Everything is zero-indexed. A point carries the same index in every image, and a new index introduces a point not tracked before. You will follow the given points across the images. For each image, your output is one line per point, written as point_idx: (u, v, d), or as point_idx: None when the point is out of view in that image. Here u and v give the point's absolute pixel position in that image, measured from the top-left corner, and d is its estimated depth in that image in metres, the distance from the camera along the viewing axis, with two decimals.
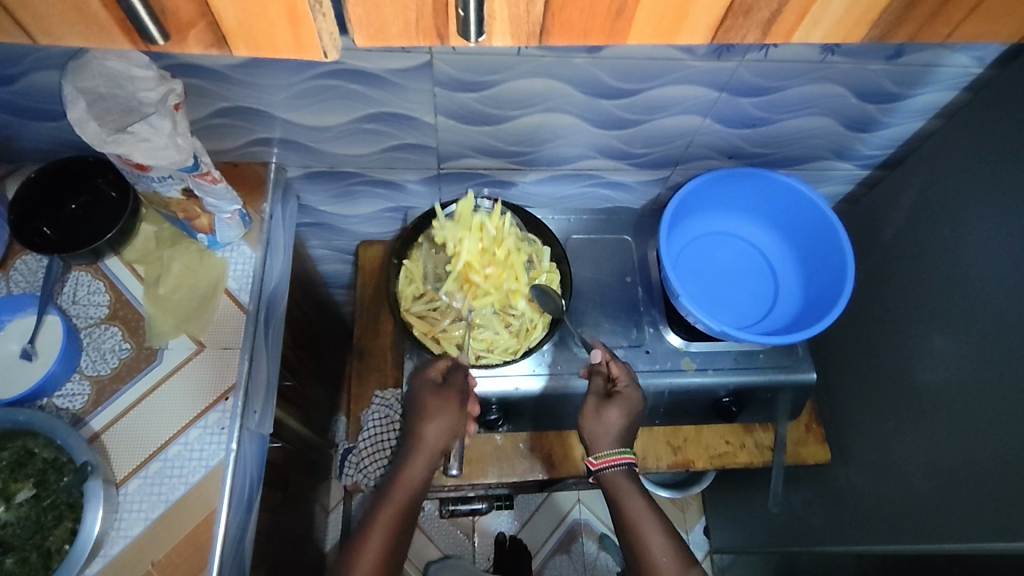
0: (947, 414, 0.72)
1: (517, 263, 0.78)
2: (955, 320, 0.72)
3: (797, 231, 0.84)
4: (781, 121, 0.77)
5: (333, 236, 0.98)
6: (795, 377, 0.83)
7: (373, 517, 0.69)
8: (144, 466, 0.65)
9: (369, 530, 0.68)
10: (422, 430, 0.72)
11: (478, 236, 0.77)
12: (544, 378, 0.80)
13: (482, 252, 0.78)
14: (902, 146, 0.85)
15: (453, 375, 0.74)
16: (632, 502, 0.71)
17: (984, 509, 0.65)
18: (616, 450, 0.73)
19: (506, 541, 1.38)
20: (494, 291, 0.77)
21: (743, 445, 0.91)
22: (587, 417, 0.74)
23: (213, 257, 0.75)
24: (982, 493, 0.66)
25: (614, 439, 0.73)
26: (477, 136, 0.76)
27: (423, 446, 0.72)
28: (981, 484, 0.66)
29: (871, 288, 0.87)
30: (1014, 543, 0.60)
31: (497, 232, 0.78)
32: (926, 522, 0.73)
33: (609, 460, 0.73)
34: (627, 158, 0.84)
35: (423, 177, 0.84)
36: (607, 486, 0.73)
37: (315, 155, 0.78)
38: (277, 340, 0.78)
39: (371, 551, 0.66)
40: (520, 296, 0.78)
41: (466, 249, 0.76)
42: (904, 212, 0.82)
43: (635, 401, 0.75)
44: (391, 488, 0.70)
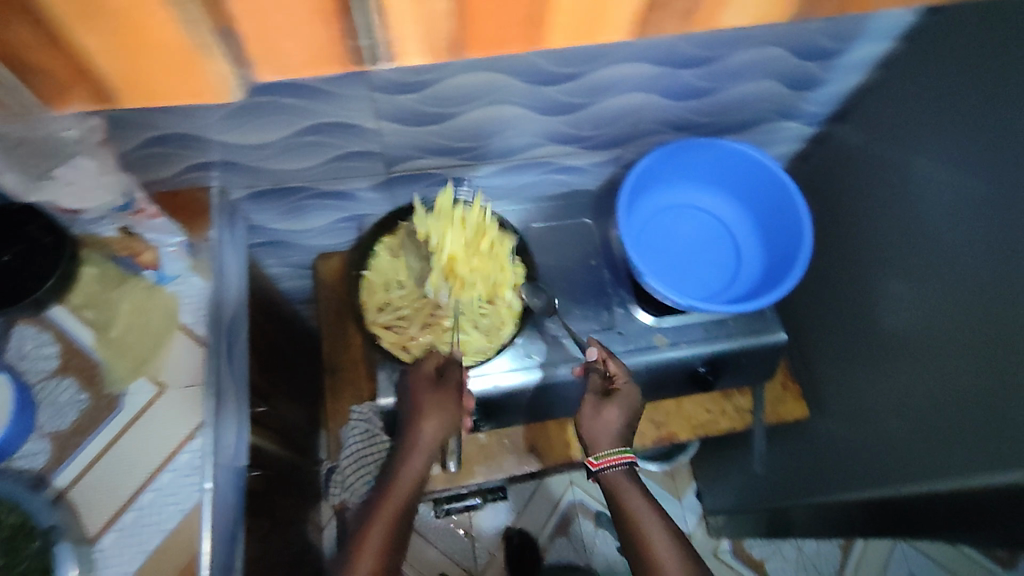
0: (917, 359, 0.74)
1: (502, 254, 0.77)
2: (919, 264, 0.73)
3: (752, 198, 0.84)
4: (724, 89, 0.77)
5: (288, 252, 0.96)
6: (765, 340, 0.84)
7: (372, 511, 0.65)
8: (118, 519, 0.64)
9: (368, 524, 0.64)
10: (420, 427, 0.68)
11: (461, 229, 0.74)
12: (537, 372, 0.77)
13: (466, 246, 0.75)
14: (846, 99, 0.85)
15: (449, 371, 0.71)
16: (636, 501, 0.69)
17: (962, 446, 0.67)
18: (616, 450, 0.71)
19: (514, 536, 1.40)
20: (481, 284, 0.75)
21: (724, 411, 0.92)
22: (586, 415, 0.73)
23: (163, 292, 0.72)
24: (952, 430, 0.69)
25: (613, 437, 0.71)
26: (424, 136, 0.74)
27: (422, 441, 0.68)
28: (954, 421, 0.68)
29: (831, 244, 0.89)
30: (994, 478, 0.62)
31: (478, 225, 0.75)
32: (909, 465, 0.75)
33: (610, 460, 0.70)
34: (577, 141, 0.82)
35: (374, 184, 0.82)
36: (613, 485, 0.71)
37: (259, 174, 0.76)
38: (242, 366, 0.75)
39: (371, 550, 0.62)
40: (505, 288, 0.77)
41: (450, 243, 0.73)
42: (856, 164, 0.83)
43: (634, 397, 0.73)
44: (389, 487, 0.66)
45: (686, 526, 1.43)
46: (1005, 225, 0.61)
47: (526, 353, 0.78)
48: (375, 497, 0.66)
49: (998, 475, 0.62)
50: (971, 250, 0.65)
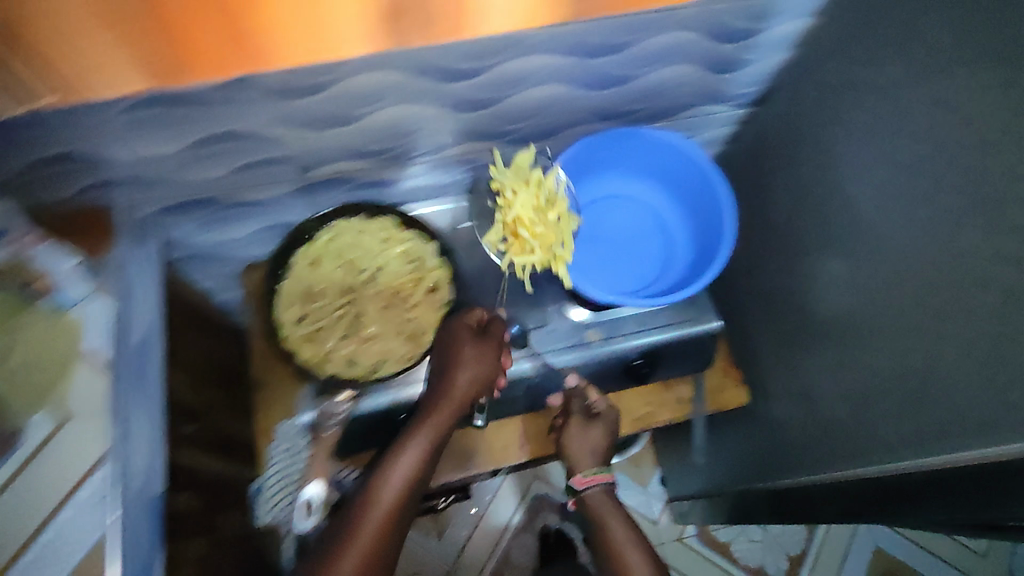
0: (850, 342, 0.73)
1: (568, 229, 0.74)
2: (849, 247, 0.72)
3: (680, 185, 0.83)
4: (644, 77, 0.75)
5: (216, 264, 0.93)
6: (699, 329, 0.83)
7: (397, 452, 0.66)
8: (20, 557, 0.60)
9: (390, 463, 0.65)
10: (453, 379, 0.69)
11: (534, 192, 0.73)
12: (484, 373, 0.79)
13: (536, 209, 0.73)
14: (772, 80, 0.83)
15: (492, 327, 0.71)
16: (615, 520, 0.81)
17: (891, 430, 0.66)
18: (598, 469, 0.84)
19: (547, 535, 1.39)
20: (540, 251, 0.72)
21: (664, 402, 0.91)
22: (575, 439, 0.83)
23: (64, 318, 0.69)
24: (883, 416, 0.68)
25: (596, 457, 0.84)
26: (334, 140, 0.71)
27: (455, 390, 0.68)
28: (884, 404, 0.68)
29: (766, 229, 0.88)
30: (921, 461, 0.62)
31: (553, 194, 0.74)
32: (844, 449, 0.74)
33: (594, 478, 0.83)
34: (500, 136, 0.80)
35: (291, 192, 0.79)
36: (592, 502, 0.83)
37: (166, 188, 0.73)
38: (156, 385, 0.73)
39: (392, 490, 0.64)
40: (561, 265, 0.73)
41: (520, 201, 0.72)
42: (785, 146, 0.81)
43: (614, 420, 0.85)
44: (409, 440, 0.67)
45: (650, 513, 1.43)
46: (929, 205, 0.60)
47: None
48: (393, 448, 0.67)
49: (928, 460, 0.61)
50: (897, 233, 0.64)
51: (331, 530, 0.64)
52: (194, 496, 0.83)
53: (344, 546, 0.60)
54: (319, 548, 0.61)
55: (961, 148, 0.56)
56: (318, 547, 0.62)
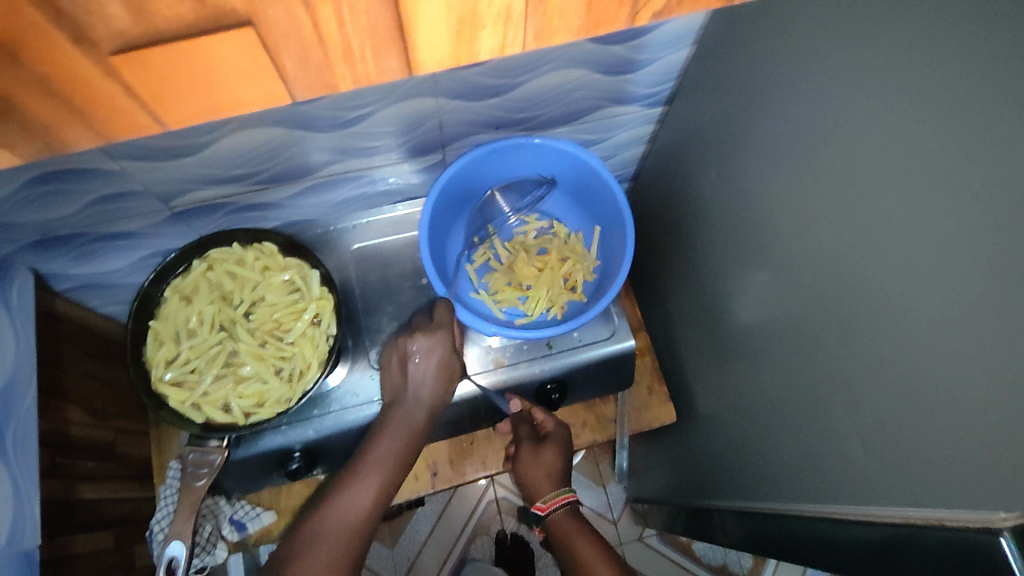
0: (754, 367, 0.67)
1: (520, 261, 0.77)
2: (744, 264, 0.66)
3: (586, 195, 0.76)
4: (525, 83, 0.67)
5: (110, 292, 0.89)
6: (611, 350, 0.78)
7: (368, 453, 0.66)
8: None
9: (363, 464, 0.66)
10: (416, 375, 0.69)
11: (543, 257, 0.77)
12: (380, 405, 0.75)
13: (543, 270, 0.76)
14: (678, 78, 0.75)
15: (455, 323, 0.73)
16: (581, 543, 0.74)
17: (794, 469, 0.61)
18: (559, 491, 0.79)
19: (507, 538, 1.37)
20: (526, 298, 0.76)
21: (585, 423, 0.86)
22: (525, 462, 0.80)
23: None
24: (783, 452, 0.63)
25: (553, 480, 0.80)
26: (184, 168, 0.66)
27: (424, 391, 0.69)
28: (787, 440, 0.62)
29: (680, 237, 0.81)
30: (825, 508, 0.56)
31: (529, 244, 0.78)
32: (754, 482, 0.69)
33: (555, 501, 0.79)
34: (380, 152, 0.74)
35: (162, 221, 0.74)
36: (555, 528, 0.78)
37: (17, 227, 0.68)
38: (27, 439, 0.69)
39: (368, 490, 0.64)
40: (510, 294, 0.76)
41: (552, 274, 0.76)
42: (692, 150, 0.74)
43: (565, 437, 0.82)
44: (373, 446, 0.67)
45: (610, 513, 1.39)
46: (807, 232, 0.53)
47: (351, 391, 0.76)
48: (358, 453, 0.67)
49: (828, 506, 0.55)
50: (782, 258, 0.58)
51: (289, 540, 0.63)
52: (98, 536, 0.80)
53: (320, 543, 0.61)
54: (295, 545, 0.62)
55: (829, 173, 0.49)
56: (292, 543, 0.63)
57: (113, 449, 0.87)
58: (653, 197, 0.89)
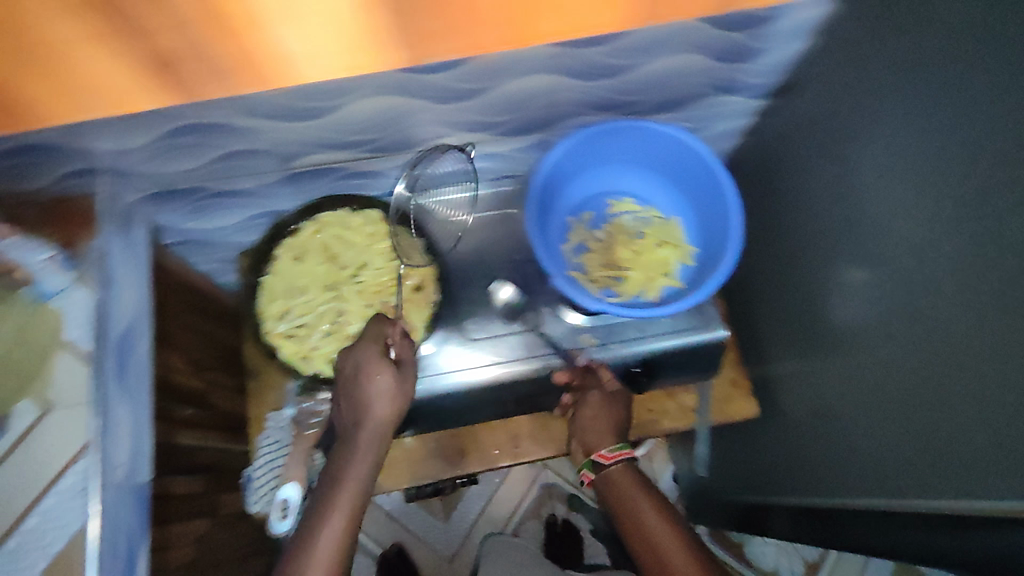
0: (851, 357, 0.67)
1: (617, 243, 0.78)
2: (848, 256, 0.66)
3: (686, 183, 0.77)
4: (640, 66, 0.68)
5: (212, 250, 0.92)
6: (702, 338, 0.79)
7: (331, 494, 0.62)
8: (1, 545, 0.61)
9: (329, 507, 0.61)
10: (371, 401, 0.64)
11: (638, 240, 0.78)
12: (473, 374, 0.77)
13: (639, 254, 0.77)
14: (787, 70, 0.75)
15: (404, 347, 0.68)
16: (642, 502, 0.70)
17: (890, 462, 0.61)
18: (616, 446, 0.76)
19: (557, 523, 1.39)
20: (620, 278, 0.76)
21: (665, 411, 0.87)
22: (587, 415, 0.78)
23: (46, 309, 0.67)
24: (879, 446, 0.63)
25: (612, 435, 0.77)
26: (308, 130, 0.68)
27: (374, 417, 0.65)
28: (881, 434, 0.62)
29: (783, 232, 0.81)
30: (923, 502, 0.56)
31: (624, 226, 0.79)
32: (841, 473, 0.70)
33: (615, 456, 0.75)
34: (488, 128, 0.75)
35: (277, 181, 0.77)
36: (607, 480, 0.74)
37: (147, 177, 0.71)
38: (141, 377, 0.72)
39: (334, 532, 0.60)
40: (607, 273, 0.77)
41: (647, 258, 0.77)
42: (799, 143, 0.74)
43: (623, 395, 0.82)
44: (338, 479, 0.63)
45: None
46: (932, 228, 0.53)
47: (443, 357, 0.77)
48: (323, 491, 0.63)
49: (875, 500, 0.63)
50: (892, 255, 0.59)
51: None
52: (194, 479, 0.84)
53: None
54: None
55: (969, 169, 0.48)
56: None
57: (206, 399, 0.91)
58: (747, 191, 0.89)
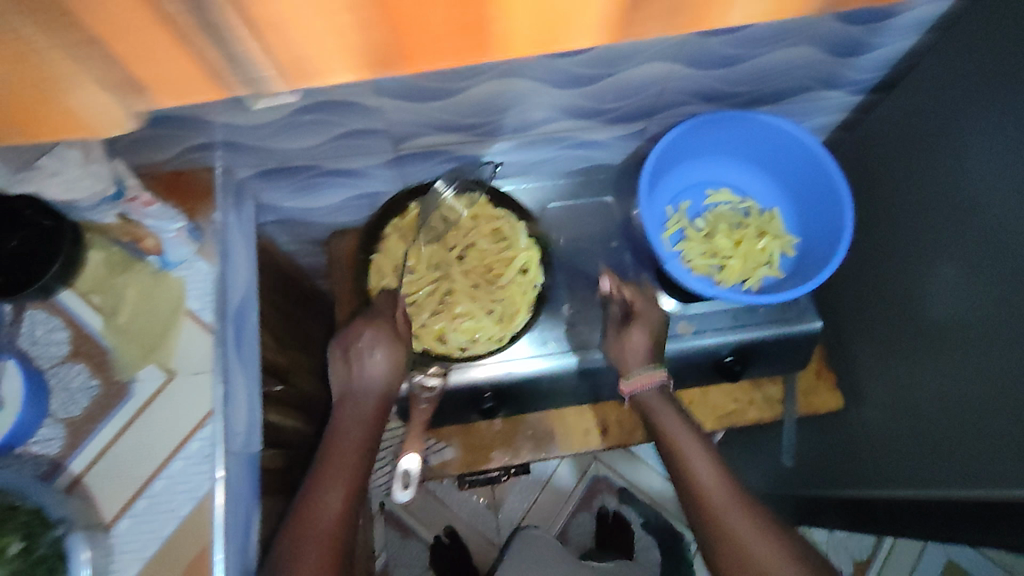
0: (958, 351, 0.69)
1: (717, 231, 0.78)
2: (959, 251, 0.68)
3: (788, 174, 0.78)
4: (758, 57, 0.68)
5: (302, 229, 0.93)
6: (797, 329, 0.79)
7: (332, 455, 0.61)
8: (132, 505, 0.64)
9: (330, 467, 0.60)
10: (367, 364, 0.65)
11: (738, 229, 0.78)
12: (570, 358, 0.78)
13: (739, 244, 0.77)
14: (897, 65, 0.75)
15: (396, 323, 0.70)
16: (671, 420, 0.69)
17: (993, 455, 0.62)
18: (650, 368, 0.71)
19: (608, 514, 1.40)
20: (720, 264, 0.77)
21: (752, 401, 0.89)
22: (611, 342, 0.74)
23: (168, 277, 0.70)
24: (981, 439, 0.64)
25: (644, 358, 0.72)
26: (428, 112, 0.69)
27: (369, 385, 0.66)
28: (984, 426, 0.64)
29: (885, 228, 0.81)
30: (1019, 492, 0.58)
31: (723, 216, 0.80)
32: (935, 466, 0.71)
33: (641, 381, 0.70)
34: (596, 115, 0.75)
35: (383, 162, 0.78)
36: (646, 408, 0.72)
37: (263, 154, 0.72)
38: (252, 349, 0.74)
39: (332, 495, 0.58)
40: (707, 259, 0.77)
41: (747, 247, 0.77)
42: (907, 139, 0.75)
43: (656, 317, 0.74)
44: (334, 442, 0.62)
45: None
46: None
47: (542, 339, 0.79)
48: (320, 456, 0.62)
49: (950, 492, 0.67)
50: (1009, 254, 0.61)
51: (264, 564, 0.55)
52: (284, 455, 0.85)
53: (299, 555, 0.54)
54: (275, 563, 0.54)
55: None
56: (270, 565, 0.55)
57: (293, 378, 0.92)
58: None
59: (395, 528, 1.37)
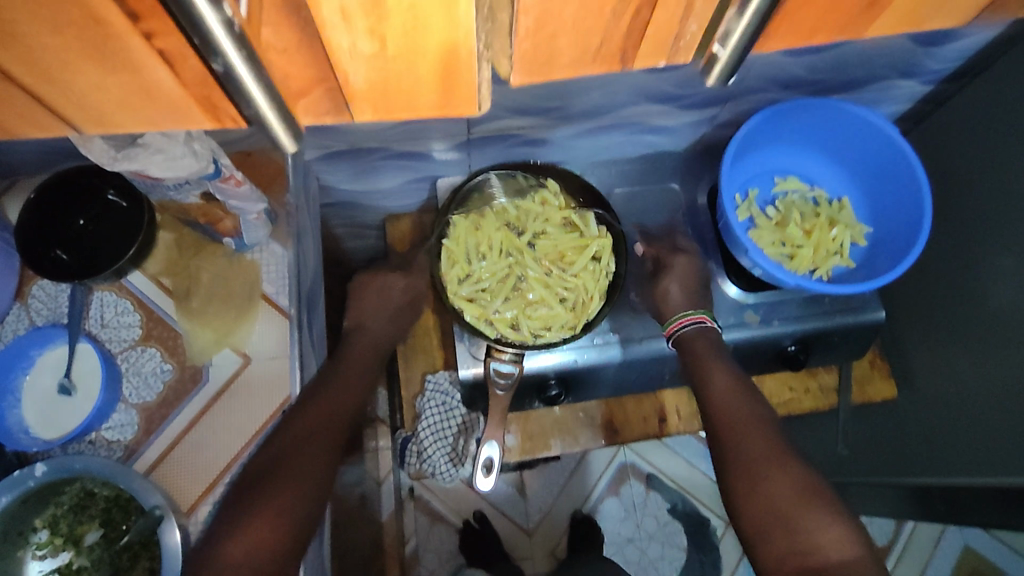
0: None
1: (787, 220, 0.78)
2: None
3: (862, 162, 0.78)
4: (845, 44, 0.67)
5: (355, 213, 0.91)
6: (863, 319, 0.80)
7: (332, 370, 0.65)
8: (211, 492, 0.62)
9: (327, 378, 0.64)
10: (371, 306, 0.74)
11: (808, 219, 0.78)
12: (638, 347, 0.77)
13: (809, 232, 0.77)
14: (977, 56, 0.75)
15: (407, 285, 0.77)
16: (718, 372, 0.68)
17: None
18: (689, 311, 0.72)
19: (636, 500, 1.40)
20: (791, 253, 0.76)
21: (809, 389, 0.89)
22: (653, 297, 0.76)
23: (243, 260, 0.68)
24: None
25: (682, 303, 0.74)
26: (512, 95, 0.67)
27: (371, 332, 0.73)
28: None
29: (952, 220, 0.81)
30: None
31: (792, 205, 0.79)
32: (992, 455, 0.72)
33: (681, 322, 0.72)
34: (673, 101, 0.74)
35: (452, 144, 0.76)
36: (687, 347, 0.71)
37: (336, 135, 0.69)
38: (319, 334, 0.73)
39: (328, 413, 0.60)
40: (778, 247, 0.77)
41: (818, 236, 0.77)
42: (985, 131, 0.75)
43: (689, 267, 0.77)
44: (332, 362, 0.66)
45: None
46: None
47: (610, 327, 0.78)
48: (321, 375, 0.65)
49: (1008, 480, 0.69)
50: None
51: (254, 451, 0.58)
52: None
53: (295, 444, 0.57)
54: (270, 451, 0.56)
55: None
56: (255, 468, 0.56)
57: None
58: None
59: (423, 513, 1.37)
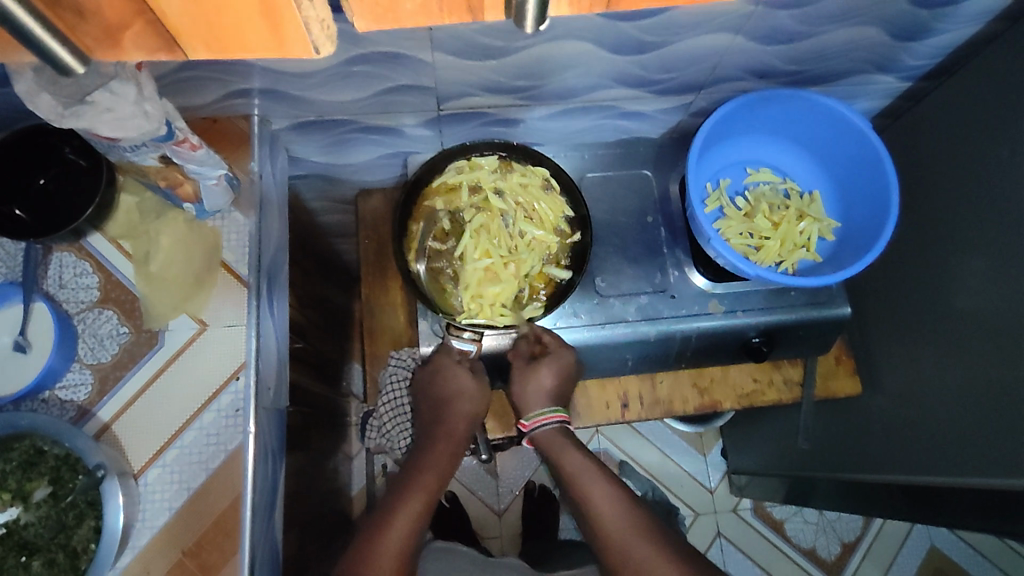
0: (984, 341, 0.70)
1: (756, 211, 0.78)
2: (997, 246, 0.69)
3: (834, 156, 0.77)
4: (818, 35, 0.67)
5: (329, 186, 0.91)
6: (827, 313, 0.80)
7: (411, 483, 0.72)
8: (160, 456, 0.62)
9: (408, 494, 0.72)
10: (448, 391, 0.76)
11: (778, 211, 0.78)
12: (599, 333, 0.78)
13: (778, 225, 0.77)
14: (953, 53, 0.74)
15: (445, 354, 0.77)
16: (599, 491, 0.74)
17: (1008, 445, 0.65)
18: (551, 409, 0.77)
19: None
20: (757, 246, 0.76)
21: (772, 382, 0.89)
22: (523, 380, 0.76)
23: (203, 226, 0.68)
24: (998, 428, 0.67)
25: (547, 398, 0.76)
26: (480, 71, 0.66)
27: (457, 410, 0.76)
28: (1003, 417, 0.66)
29: (922, 217, 0.81)
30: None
31: (762, 196, 0.79)
32: (950, 455, 0.73)
33: (544, 418, 0.76)
34: (645, 85, 0.74)
35: (423, 120, 0.76)
36: (545, 443, 0.78)
37: (303, 105, 0.69)
38: (280, 305, 0.74)
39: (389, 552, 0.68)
40: (746, 239, 0.76)
41: (786, 228, 0.77)
42: (957, 130, 0.74)
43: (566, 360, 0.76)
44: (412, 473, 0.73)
45: (707, 483, 1.42)
46: None
47: (573, 312, 0.79)
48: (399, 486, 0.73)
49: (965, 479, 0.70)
50: None
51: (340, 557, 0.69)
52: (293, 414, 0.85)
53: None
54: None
55: None
56: None
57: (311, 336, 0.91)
58: None
59: None
